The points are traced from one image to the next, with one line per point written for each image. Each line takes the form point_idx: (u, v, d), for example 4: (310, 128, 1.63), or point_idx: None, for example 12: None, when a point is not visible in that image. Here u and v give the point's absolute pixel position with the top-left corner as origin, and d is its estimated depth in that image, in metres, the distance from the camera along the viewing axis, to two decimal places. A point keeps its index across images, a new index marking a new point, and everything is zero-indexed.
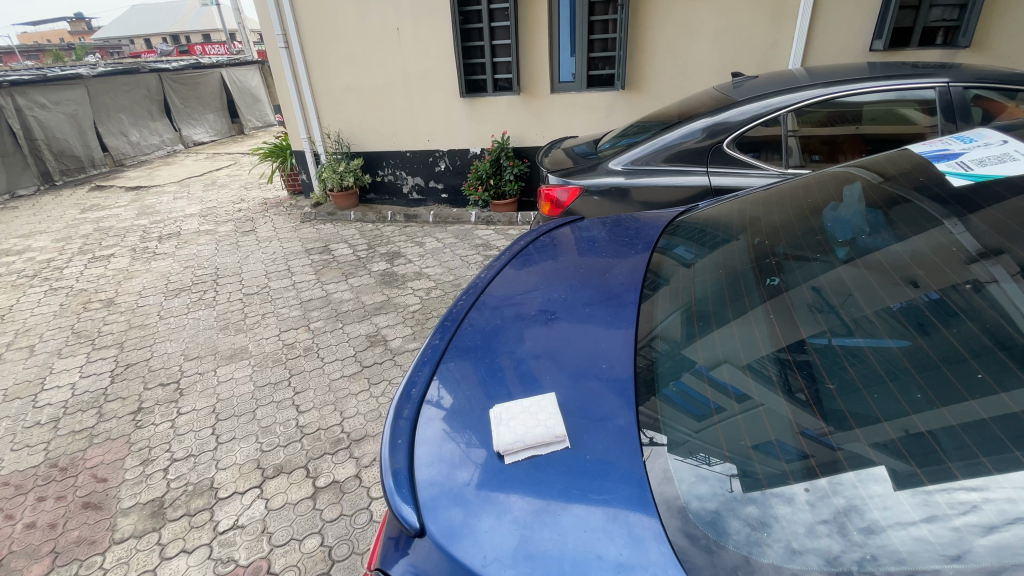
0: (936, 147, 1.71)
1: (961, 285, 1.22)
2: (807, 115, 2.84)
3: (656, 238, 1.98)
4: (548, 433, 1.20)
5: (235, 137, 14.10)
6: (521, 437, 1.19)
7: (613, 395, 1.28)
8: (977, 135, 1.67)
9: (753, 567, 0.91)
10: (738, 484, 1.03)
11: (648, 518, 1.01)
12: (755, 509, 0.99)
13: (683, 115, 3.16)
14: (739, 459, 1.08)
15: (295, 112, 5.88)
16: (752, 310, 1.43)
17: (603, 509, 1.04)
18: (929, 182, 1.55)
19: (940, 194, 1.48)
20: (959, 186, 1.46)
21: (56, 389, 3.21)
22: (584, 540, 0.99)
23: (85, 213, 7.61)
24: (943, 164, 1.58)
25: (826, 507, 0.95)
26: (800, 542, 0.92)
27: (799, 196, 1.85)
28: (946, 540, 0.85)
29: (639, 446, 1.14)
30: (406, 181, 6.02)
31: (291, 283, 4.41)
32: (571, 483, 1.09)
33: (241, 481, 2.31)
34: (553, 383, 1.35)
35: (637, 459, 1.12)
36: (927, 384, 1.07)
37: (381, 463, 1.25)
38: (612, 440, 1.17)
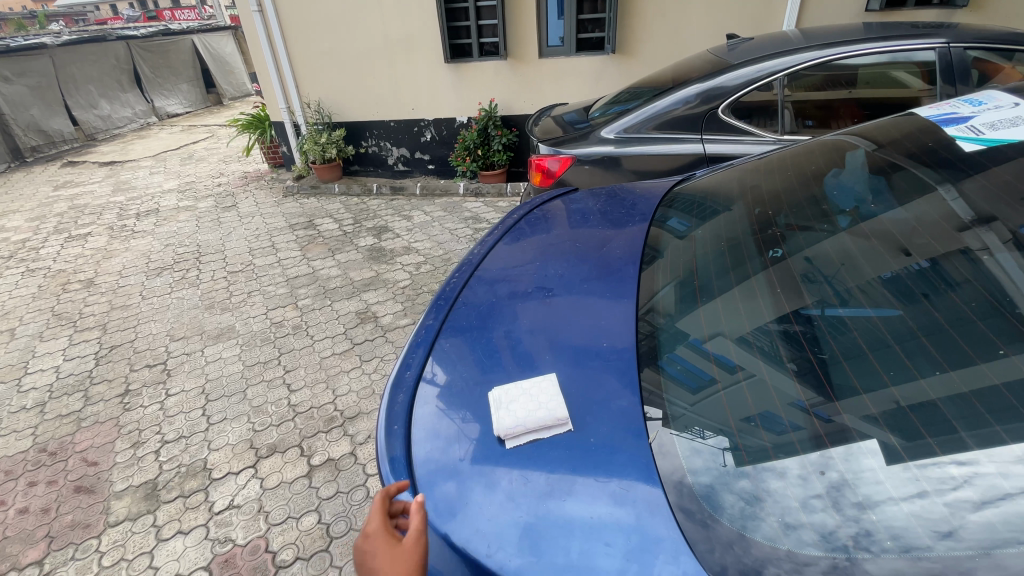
0: (943, 111, 1.67)
1: (953, 254, 1.21)
2: (804, 79, 2.77)
3: (654, 210, 1.93)
4: (550, 417, 1.16)
5: (211, 108, 13.57)
6: (522, 420, 1.15)
7: (616, 375, 1.25)
8: (986, 97, 1.63)
9: (748, 541, 0.92)
10: (731, 457, 1.03)
11: (657, 503, 0.99)
12: (748, 484, 0.99)
13: (676, 81, 3.07)
14: (734, 431, 1.07)
15: (273, 80, 5.63)
16: (753, 279, 1.41)
17: (609, 493, 1.02)
18: (936, 147, 1.51)
19: (945, 161, 1.44)
20: (970, 151, 1.42)
21: (39, 372, 3.14)
22: (591, 527, 0.97)
23: (58, 190, 7.34)
24: (952, 129, 1.54)
25: (818, 482, 0.95)
26: (792, 516, 0.92)
27: (798, 165, 1.81)
28: (938, 516, 0.85)
29: (646, 429, 1.11)
30: (391, 153, 5.86)
31: (276, 259, 4.32)
32: (575, 468, 1.07)
33: (235, 462, 2.30)
34: (554, 363, 1.31)
35: (644, 443, 1.09)
36: (935, 349, 1.05)
37: (377, 450, 1.21)
38: (617, 423, 1.14)
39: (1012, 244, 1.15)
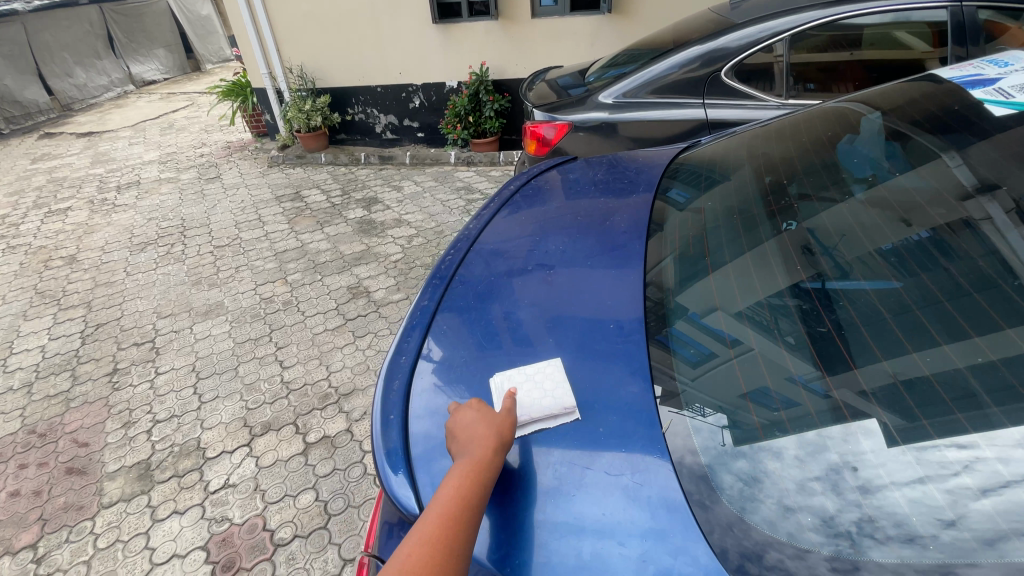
0: (968, 72, 1.57)
1: (955, 223, 1.16)
2: (809, 40, 2.63)
3: (659, 180, 1.84)
4: (557, 405, 1.09)
5: (191, 75, 13.02)
6: (525, 408, 1.09)
7: (625, 359, 1.18)
8: (1012, 59, 1.54)
9: (748, 524, 0.89)
10: (729, 436, 1.00)
11: (674, 498, 0.93)
12: (745, 464, 0.96)
13: (676, 42, 2.93)
14: (732, 408, 1.04)
15: (252, 44, 5.37)
16: (764, 245, 1.36)
17: (621, 487, 0.96)
18: (964, 110, 1.40)
19: (966, 124, 1.35)
20: (1001, 115, 1.31)
21: (25, 352, 3.07)
22: (603, 525, 0.91)
23: (35, 163, 7.07)
24: (979, 91, 1.42)
25: (817, 463, 0.92)
26: (791, 499, 0.90)
27: (805, 131, 1.73)
28: (941, 503, 0.83)
29: (660, 419, 1.05)
30: (379, 120, 5.66)
31: (264, 233, 4.20)
32: (584, 460, 1.01)
33: (229, 440, 2.28)
34: (559, 346, 1.24)
35: (658, 433, 1.03)
36: (959, 315, 1.02)
37: (373, 442, 1.15)
38: (628, 412, 1.07)
39: (1014, 212, 1.11)
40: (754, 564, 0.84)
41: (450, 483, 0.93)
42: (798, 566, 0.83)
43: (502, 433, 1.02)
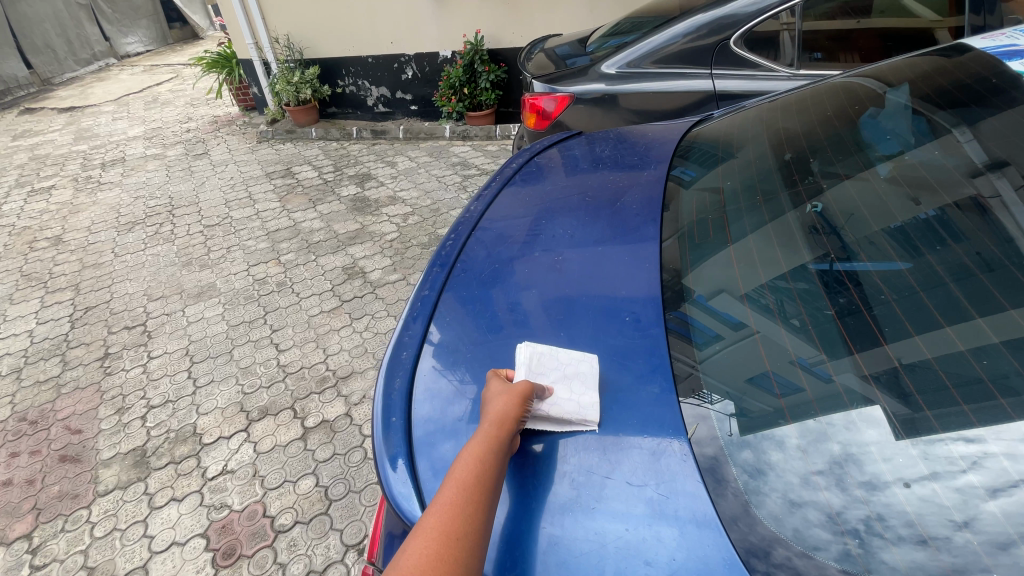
0: (1000, 43, 1.47)
1: (983, 198, 1.10)
2: (818, 6, 2.51)
3: (670, 158, 1.75)
4: (579, 415, 1.00)
5: (175, 46, 12.56)
6: (544, 404, 1.02)
7: (643, 356, 1.10)
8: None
9: (754, 518, 0.85)
10: (736, 425, 0.95)
11: (699, 506, 0.87)
12: (750, 455, 0.92)
13: (682, 9, 2.80)
14: (739, 395, 0.99)
15: (236, 11, 5.14)
16: (784, 217, 1.31)
17: (644, 500, 0.89)
18: (998, 81, 1.31)
19: (997, 101, 1.27)
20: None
21: (13, 337, 3.00)
22: (627, 540, 0.85)
23: (16, 140, 6.85)
24: (1016, 62, 1.33)
25: (820, 456, 0.88)
26: (797, 493, 0.86)
27: (821, 104, 1.65)
28: (952, 503, 0.79)
29: (684, 423, 0.98)
30: (371, 93, 5.47)
31: (255, 211, 4.09)
32: (600, 464, 0.95)
33: (225, 426, 2.24)
34: (569, 336, 1.18)
35: (683, 439, 0.95)
36: (993, 291, 0.97)
37: (375, 446, 1.08)
38: (649, 414, 1.00)
39: None
40: (761, 561, 0.80)
41: (459, 466, 0.87)
42: (808, 565, 0.79)
43: (514, 413, 0.96)
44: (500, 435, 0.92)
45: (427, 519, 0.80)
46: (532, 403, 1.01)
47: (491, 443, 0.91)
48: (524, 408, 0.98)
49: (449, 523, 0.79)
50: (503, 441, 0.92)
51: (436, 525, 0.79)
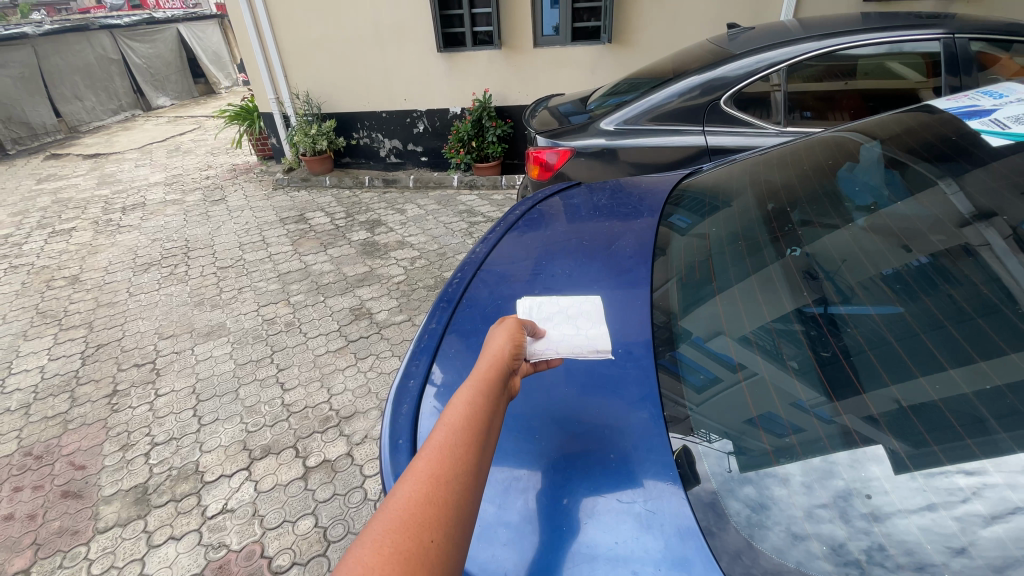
0: (963, 103, 1.59)
1: (958, 249, 1.17)
2: (803, 70, 2.73)
3: (663, 205, 1.87)
4: (591, 347, 1.01)
5: (199, 99, 13.30)
6: (554, 343, 1.00)
7: (633, 384, 1.18)
8: (1008, 89, 1.55)
9: (757, 552, 0.87)
10: (735, 462, 0.98)
11: (683, 520, 0.93)
12: (752, 491, 0.94)
13: (676, 72, 3.01)
14: (737, 434, 1.03)
15: (261, 70, 5.51)
16: (769, 267, 1.38)
17: (633, 515, 0.95)
18: (960, 140, 1.42)
19: (965, 155, 1.37)
20: (998, 145, 1.33)
21: (24, 372, 3.05)
22: (617, 553, 0.90)
23: (41, 184, 7.15)
24: (975, 122, 1.45)
25: (823, 491, 0.91)
26: (800, 526, 0.88)
27: (804, 158, 1.76)
28: (950, 530, 0.81)
29: (670, 444, 1.04)
30: (384, 145, 5.76)
31: (268, 254, 4.24)
32: (594, 486, 1.00)
33: (228, 464, 2.25)
34: (567, 367, 1.26)
35: (669, 458, 1.02)
36: (962, 340, 1.01)
37: (381, 467, 1.12)
38: (637, 436, 1.07)
39: (1013, 239, 1.12)
40: None
41: (452, 405, 0.78)
42: None
43: (509, 352, 0.91)
44: (495, 375, 0.86)
45: (416, 461, 0.70)
46: (525, 346, 0.96)
47: (485, 381, 0.84)
48: (519, 347, 0.93)
49: (440, 463, 0.69)
50: (497, 381, 0.85)
51: (426, 465, 0.68)
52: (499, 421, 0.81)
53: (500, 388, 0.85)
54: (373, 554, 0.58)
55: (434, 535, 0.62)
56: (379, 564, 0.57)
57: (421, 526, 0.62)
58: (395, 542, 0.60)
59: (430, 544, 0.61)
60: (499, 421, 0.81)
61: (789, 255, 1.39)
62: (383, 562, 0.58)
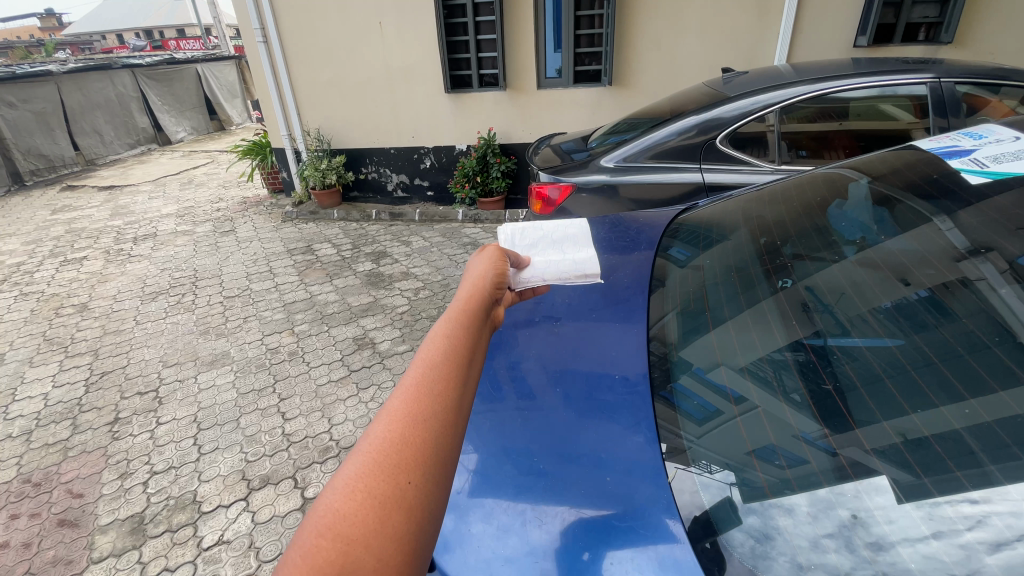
0: (944, 144, 1.65)
1: (951, 284, 1.18)
2: (796, 111, 2.84)
3: (659, 238, 1.93)
4: (574, 272, 1.20)
5: (214, 135, 13.74)
6: (541, 270, 1.19)
7: (629, 409, 1.21)
8: (987, 131, 1.60)
9: None
10: (738, 493, 0.98)
11: (676, 541, 0.94)
12: (756, 521, 0.93)
13: (673, 112, 3.13)
14: (738, 465, 1.03)
15: (275, 108, 5.73)
16: (763, 302, 1.40)
17: (627, 536, 0.96)
18: (942, 179, 1.48)
19: (949, 193, 1.42)
20: (977, 184, 1.38)
21: (28, 399, 3.07)
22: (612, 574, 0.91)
23: (56, 214, 7.34)
24: (955, 162, 1.50)
25: (829, 520, 0.90)
26: (806, 557, 0.87)
27: (797, 194, 1.81)
28: (954, 559, 0.79)
29: (666, 468, 1.07)
30: (391, 179, 5.92)
31: (274, 284, 4.30)
32: (590, 507, 1.02)
33: (226, 494, 2.23)
34: (564, 392, 1.29)
35: (664, 482, 1.04)
36: (952, 376, 1.01)
37: None
38: (631, 459, 1.10)
39: (1010, 274, 1.13)
40: None
41: (427, 347, 0.76)
42: None
43: (491, 281, 1.02)
44: (467, 320, 0.85)
45: (391, 402, 0.66)
46: (505, 280, 1.08)
47: (459, 325, 0.83)
48: (500, 280, 1.06)
49: (418, 403, 0.66)
50: (471, 326, 0.85)
51: (403, 405, 0.65)
52: (476, 365, 0.79)
53: (474, 332, 0.84)
54: (344, 501, 0.54)
55: (412, 475, 0.58)
56: (352, 510, 0.53)
57: (397, 468, 0.58)
58: (368, 485, 0.56)
59: (408, 486, 0.57)
60: (476, 364, 0.80)
61: (780, 287, 1.43)
62: (357, 508, 0.54)
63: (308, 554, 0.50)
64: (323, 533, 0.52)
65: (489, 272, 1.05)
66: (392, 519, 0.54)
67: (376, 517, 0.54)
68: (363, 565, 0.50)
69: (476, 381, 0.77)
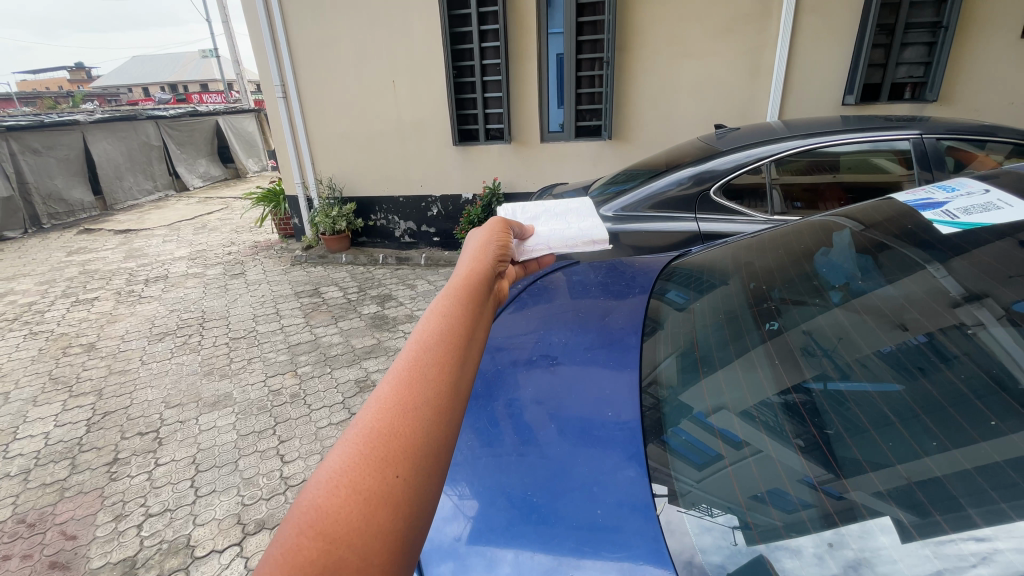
0: (919, 196, 1.72)
1: (938, 330, 1.19)
2: (786, 164, 2.98)
3: (653, 284, 2.01)
4: (581, 239, 1.29)
5: (229, 182, 14.25)
6: (545, 241, 1.30)
7: (620, 444, 1.26)
8: (958, 184, 1.68)
9: None
10: (742, 536, 0.97)
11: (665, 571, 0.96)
12: (760, 563, 0.91)
13: (669, 165, 3.28)
14: (743, 510, 1.02)
15: (291, 158, 6.00)
16: (752, 351, 1.42)
17: (618, 567, 0.98)
18: (916, 229, 1.54)
19: (925, 241, 1.47)
20: (947, 233, 1.44)
21: (29, 438, 3.07)
22: None
23: (71, 256, 7.53)
24: (929, 213, 1.58)
25: (835, 561, 0.88)
26: None
27: (787, 242, 1.87)
28: None
29: (652, 499, 1.10)
30: (399, 226, 6.11)
31: (279, 326, 4.36)
32: (581, 539, 1.05)
33: (220, 538, 2.19)
34: (559, 427, 1.34)
35: (652, 513, 1.07)
36: (933, 427, 1.01)
37: None
38: (621, 493, 1.13)
39: (1007, 319, 1.13)
40: None
41: (420, 331, 0.77)
42: None
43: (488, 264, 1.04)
44: (463, 302, 0.86)
45: (380, 391, 0.66)
46: (504, 262, 1.13)
47: (456, 307, 0.84)
48: (499, 258, 1.10)
49: (408, 393, 0.66)
50: (467, 308, 0.86)
51: (392, 395, 0.65)
52: (473, 350, 0.80)
53: (471, 315, 0.85)
54: (329, 496, 0.54)
55: (399, 467, 0.59)
56: (336, 506, 0.53)
57: (384, 461, 0.58)
58: (353, 480, 0.56)
59: (396, 479, 0.57)
60: (471, 349, 0.80)
61: (766, 328, 1.48)
62: (342, 503, 0.54)
63: (289, 552, 0.50)
64: (304, 531, 0.52)
65: (486, 255, 1.08)
66: (378, 514, 0.54)
67: (361, 513, 0.54)
68: (347, 562, 0.50)
69: (472, 367, 0.78)
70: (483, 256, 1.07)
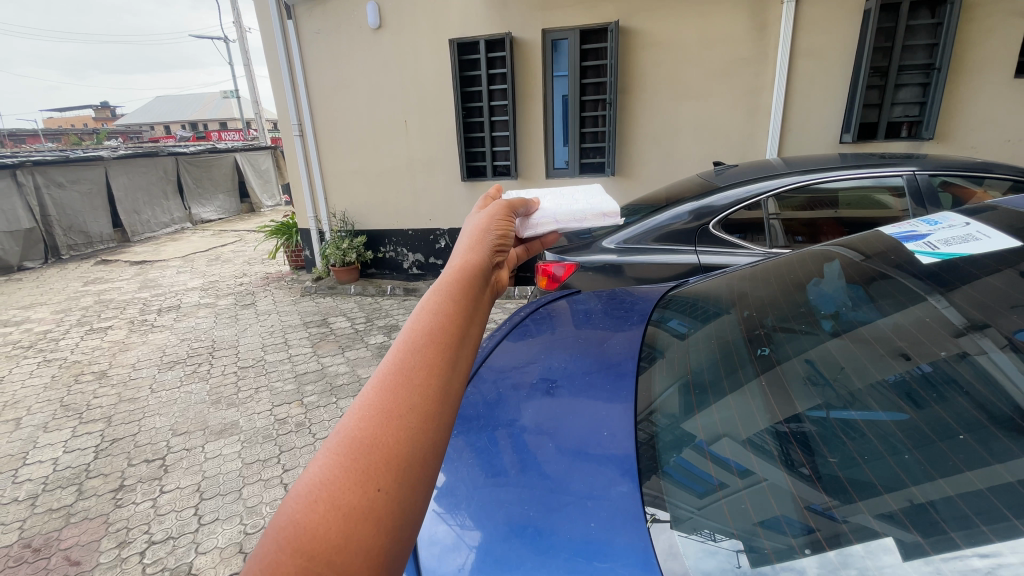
0: (905, 229, 1.78)
1: (924, 364, 1.21)
2: (785, 200, 3.06)
3: (651, 311, 2.08)
4: (591, 213, 1.32)
5: (243, 216, 14.64)
6: (550, 214, 1.25)
7: (615, 461, 1.31)
8: (943, 217, 1.74)
9: None
10: (745, 559, 0.98)
11: None
12: None
13: (670, 199, 3.38)
14: (745, 535, 1.03)
15: (305, 192, 6.21)
16: (747, 384, 1.44)
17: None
18: (901, 260, 1.60)
19: (909, 272, 1.53)
20: (928, 264, 1.50)
21: (37, 463, 3.10)
22: None
23: (87, 286, 7.72)
24: (912, 244, 1.63)
25: None
26: None
27: (781, 272, 1.93)
28: None
29: (644, 517, 1.14)
30: (407, 258, 6.24)
31: (287, 356, 4.41)
32: (575, 552, 1.09)
33: (221, 567, 2.19)
34: (557, 444, 1.40)
35: (643, 528, 1.11)
36: (924, 459, 1.02)
37: None
38: (615, 508, 1.18)
39: (1008, 348, 1.13)
40: None
41: (410, 326, 0.73)
42: None
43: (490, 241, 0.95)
44: (461, 288, 0.80)
45: (364, 397, 0.65)
46: (509, 235, 1.03)
47: (451, 294, 0.78)
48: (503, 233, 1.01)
49: (393, 399, 0.63)
50: (463, 294, 0.79)
51: (376, 401, 0.63)
52: (468, 343, 0.75)
53: (469, 303, 0.79)
54: (307, 512, 0.55)
55: (382, 479, 0.58)
56: (314, 522, 0.54)
57: (365, 474, 0.57)
58: (333, 494, 0.55)
59: (378, 493, 0.57)
60: (467, 342, 0.75)
61: (758, 356, 1.53)
62: (321, 517, 0.54)
63: (269, 568, 0.52)
64: (283, 546, 0.53)
65: (489, 231, 0.98)
66: (357, 530, 0.54)
67: (340, 528, 0.54)
68: None
69: (467, 361, 0.74)
70: (484, 235, 0.98)
